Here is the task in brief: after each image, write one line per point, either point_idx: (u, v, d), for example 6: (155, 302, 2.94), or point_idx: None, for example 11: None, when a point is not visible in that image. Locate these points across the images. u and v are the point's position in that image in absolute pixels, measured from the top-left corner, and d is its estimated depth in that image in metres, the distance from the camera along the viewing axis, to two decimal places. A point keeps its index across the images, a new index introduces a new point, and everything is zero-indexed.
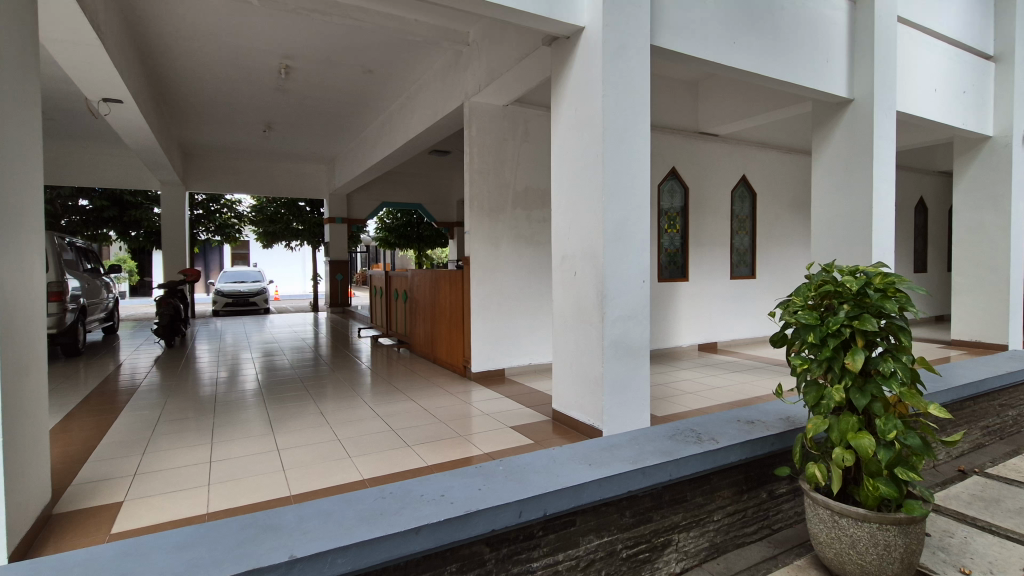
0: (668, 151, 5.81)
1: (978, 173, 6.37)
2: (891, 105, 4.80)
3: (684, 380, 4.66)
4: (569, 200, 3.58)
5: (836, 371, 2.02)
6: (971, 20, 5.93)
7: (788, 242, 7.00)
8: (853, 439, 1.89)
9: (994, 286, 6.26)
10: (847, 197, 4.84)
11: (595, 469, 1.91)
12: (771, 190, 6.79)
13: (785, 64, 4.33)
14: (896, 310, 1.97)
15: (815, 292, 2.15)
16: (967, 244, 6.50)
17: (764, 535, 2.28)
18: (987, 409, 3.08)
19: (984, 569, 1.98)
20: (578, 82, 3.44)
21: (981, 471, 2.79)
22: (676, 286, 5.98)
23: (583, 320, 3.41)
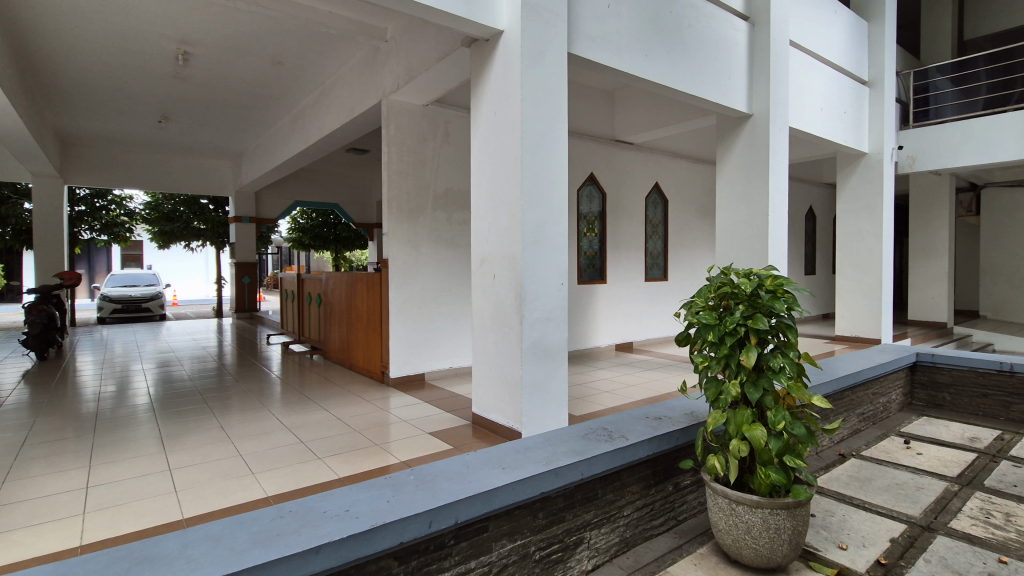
0: (586, 157, 5.99)
1: (857, 185, 7.14)
2: (784, 122, 5.24)
3: (601, 379, 4.80)
4: (488, 202, 3.58)
5: (733, 367, 2.16)
6: (850, 47, 6.61)
7: (696, 246, 7.45)
8: (748, 431, 2.02)
9: (870, 287, 6.99)
10: (747, 205, 5.22)
11: (508, 473, 1.90)
12: (681, 197, 7.20)
13: (692, 78, 4.60)
14: (784, 309, 2.13)
15: (715, 293, 2.28)
16: (848, 249, 7.22)
17: (670, 527, 2.38)
18: (863, 397, 3.43)
19: (857, 543, 2.20)
20: (497, 86, 3.45)
21: (857, 453, 3.09)
22: (593, 288, 6.17)
23: (502, 323, 3.42)
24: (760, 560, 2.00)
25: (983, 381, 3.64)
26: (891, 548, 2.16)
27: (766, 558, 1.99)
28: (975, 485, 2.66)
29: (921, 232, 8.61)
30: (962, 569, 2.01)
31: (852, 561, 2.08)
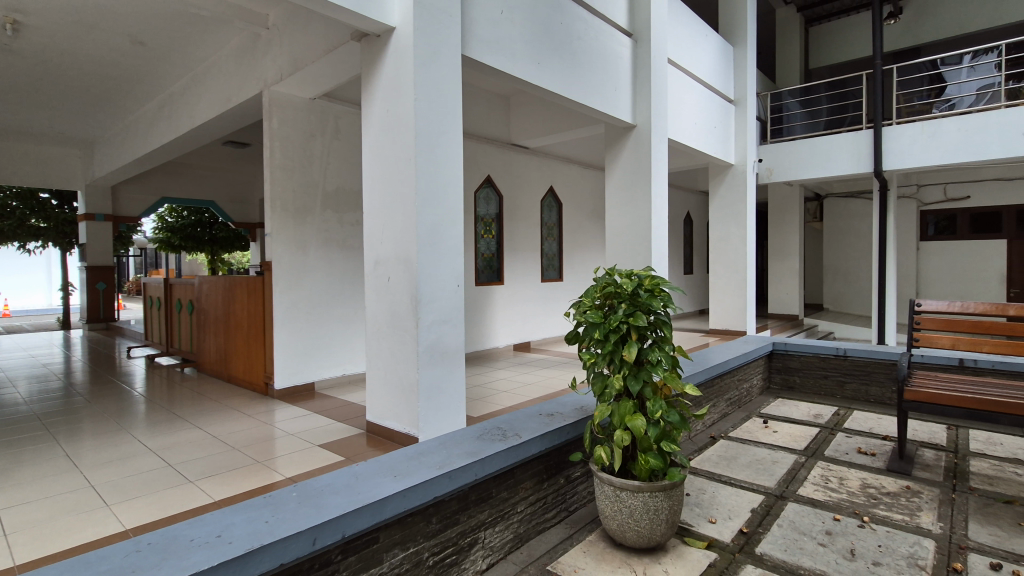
0: (482, 159, 6.05)
1: (726, 193, 7.93)
2: (663, 133, 5.67)
3: (498, 379, 4.86)
4: (381, 202, 3.47)
5: (617, 362, 2.30)
6: (718, 69, 7.32)
7: (588, 248, 7.82)
8: (630, 421, 2.15)
9: (738, 284, 7.79)
10: (633, 210, 5.58)
11: (400, 480, 1.86)
12: (573, 201, 7.51)
13: (582, 88, 4.82)
14: (660, 307, 2.30)
15: (600, 293, 2.40)
16: (719, 251, 7.98)
17: (562, 518, 2.47)
18: (729, 384, 3.81)
19: (724, 515, 2.44)
20: (389, 82, 3.36)
21: (725, 435, 3.43)
22: (491, 290, 6.24)
23: (397, 327, 3.34)
24: (642, 541, 2.15)
25: (825, 364, 4.20)
26: (752, 517, 2.42)
27: (646, 538, 2.14)
28: (817, 456, 3.06)
29: (778, 236, 9.76)
30: (807, 529, 2.31)
31: (720, 533, 2.30)
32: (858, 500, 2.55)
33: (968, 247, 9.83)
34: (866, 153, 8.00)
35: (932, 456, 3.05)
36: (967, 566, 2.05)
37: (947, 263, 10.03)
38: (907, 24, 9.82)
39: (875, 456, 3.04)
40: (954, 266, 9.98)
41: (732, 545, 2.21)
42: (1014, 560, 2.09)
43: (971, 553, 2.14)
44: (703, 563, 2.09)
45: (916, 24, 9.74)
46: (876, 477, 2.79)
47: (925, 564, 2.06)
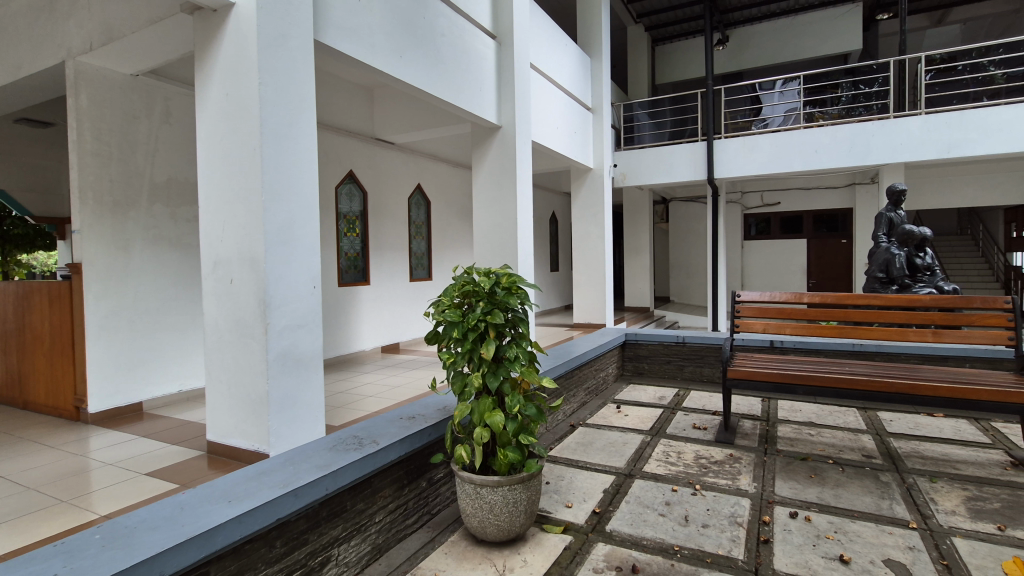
0: (343, 153, 5.77)
1: (586, 195, 8.46)
2: (526, 135, 5.86)
3: (363, 384, 4.66)
4: (221, 196, 3.12)
5: (476, 360, 2.31)
6: (577, 77, 7.77)
7: (457, 246, 7.85)
8: (489, 418, 2.18)
9: (597, 281, 8.34)
10: (499, 208, 5.70)
11: (236, 504, 1.68)
12: (442, 199, 7.48)
13: (446, 85, 4.80)
14: (517, 304, 2.37)
15: (459, 292, 2.39)
16: (581, 249, 8.48)
17: (424, 522, 2.43)
18: (587, 374, 4.07)
19: (579, 499, 2.59)
20: (229, 63, 3.03)
21: (583, 422, 3.64)
22: (355, 291, 5.97)
23: (242, 335, 3.03)
24: (502, 534, 2.20)
25: (668, 351, 4.69)
26: (604, 497, 2.60)
27: (506, 531, 2.19)
28: (660, 434, 3.38)
29: (632, 235, 10.67)
30: (649, 501, 2.54)
31: (575, 516, 2.44)
32: (693, 471, 2.86)
33: (779, 245, 11.61)
34: (701, 162, 9.06)
35: (750, 426, 3.54)
36: (773, 517, 2.41)
37: (765, 259, 11.76)
38: (732, 51, 11.26)
39: (706, 430, 3.44)
40: (770, 261, 11.73)
41: (586, 526, 2.35)
42: (807, 507, 2.50)
43: (777, 506, 2.51)
44: (560, 547, 2.20)
45: (739, 51, 11.21)
46: (706, 448, 3.16)
47: (742, 521, 2.38)
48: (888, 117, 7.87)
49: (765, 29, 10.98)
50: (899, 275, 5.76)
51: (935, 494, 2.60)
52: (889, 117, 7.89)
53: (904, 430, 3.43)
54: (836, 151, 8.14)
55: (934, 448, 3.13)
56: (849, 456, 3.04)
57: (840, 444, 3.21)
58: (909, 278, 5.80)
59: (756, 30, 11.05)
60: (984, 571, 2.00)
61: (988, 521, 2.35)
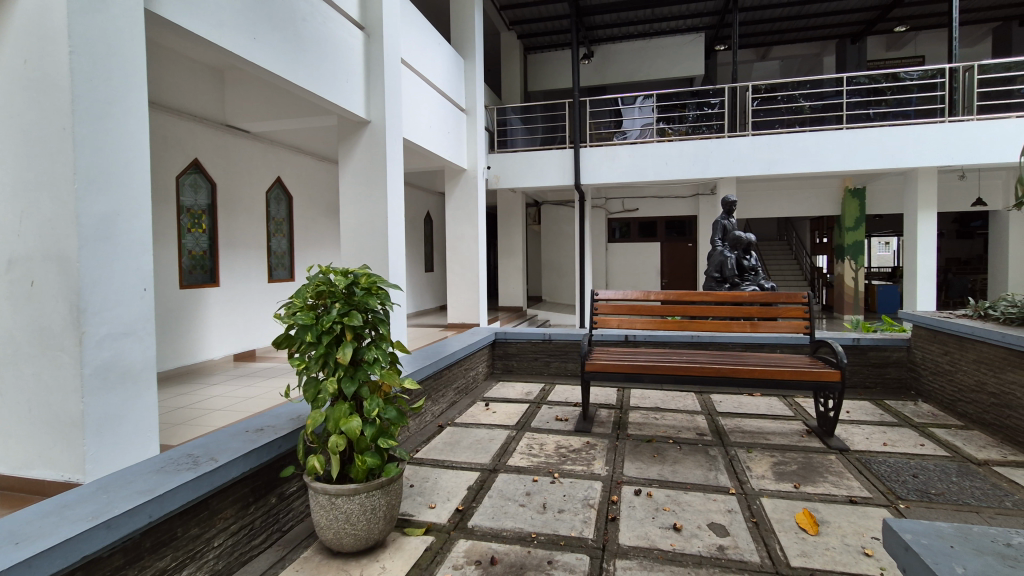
0: (186, 139, 5.18)
1: (460, 195, 8.50)
2: (397, 132, 5.72)
3: (211, 396, 4.22)
4: (17, 182, 2.61)
5: (331, 365, 2.21)
6: (451, 77, 7.78)
7: (322, 245, 7.45)
8: (344, 424, 2.10)
9: (470, 281, 8.43)
10: (368, 206, 5.50)
11: (25, 546, 1.42)
12: (305, 194, 7.04)
13: (308, 73, 4.53)
14: (377, 305, 2.31)
15: (313, 293, 2.26)
16: (455, 249, 8.50)
17: (274, 541, 2.27)
18: (456, 374, 4.09)
19: (442, 498, 2.60)
20: (29, 25, 2.56)
21: (451, 422, 3.65)
22: (202, 293, 5.39)
23: (46, 347, 2.57)
24: (359, 543, 2.13)
25: (535, 348, 4.89)
26: (468, 494, 2.64)
27: (363, 540, 2.13)
28: (525, 428, 3.52)
29: (506, 236, 10.96)
30: (510, 494, 2.63)
31: (437, 516, 2.44)
32: (553, 460, 3.02)
33: (637, 248, 12.70)
34: (569, 168, 9.58)
35: (605, 414, 3.83)
36: (620, 497, 2.63)
37: (625, 260, 12.81)
38: (596, 66, 12.05)
39: (567, 421, 3.65)
40: (629, 262, 12.80)
41: (448, 525, 2.37)
42: (650, 484, 2.76)
43: (624, 485, 2.75)
44: (420, 549, 2.19)
45: (603, 67, 12.04)
46: (566, 438, 3.35)
47: (594, 502, 2.56)
48: (723, 136, 8.99)
49: (625, 48, 11.93)
50: (731, 274, 6.64)
51: (751, 462, 3.03)
52: (724, 136, 9.02)
53: (729, 409, 3.94)
54: (683, 164, 9.12)
55: (751, 423, 3.64)
56: (686, 435, 3.42)
57: (679, 425, 3.60)
58: (738, 276, 6.70)
59: (617, 48, 11.95)
60: (783, 524, 2.38)
61: (788, 481, 2.79)
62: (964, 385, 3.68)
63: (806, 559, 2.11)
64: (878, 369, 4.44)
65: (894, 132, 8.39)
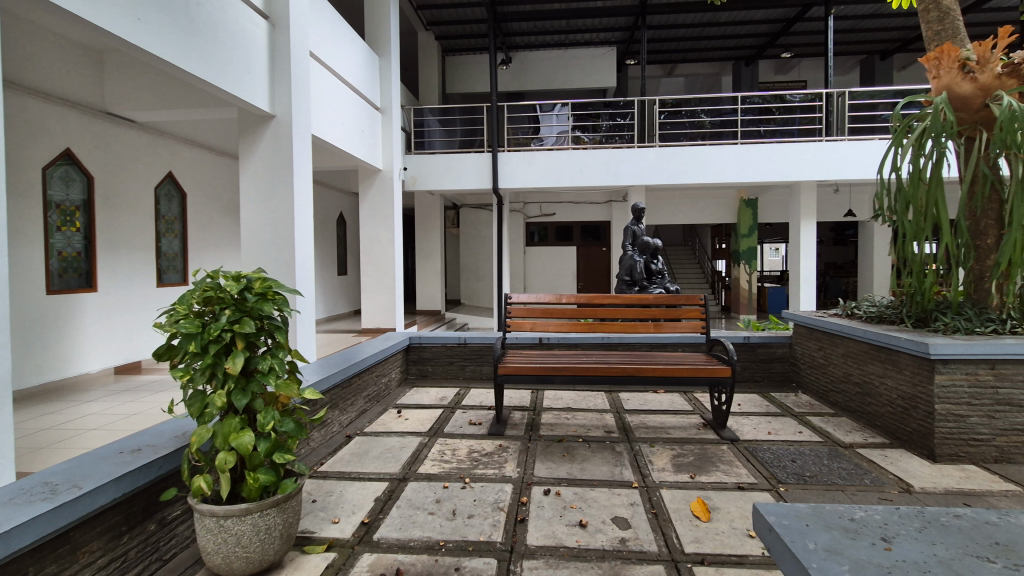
0: (56, 127, 4.63)
1: (374, 197, 8.28)
2: (305, 129, 5.46)
3: (84, 415, 3.77)
4: None
5: (219, 376, 2.06)
6: (365, 74, 7.55)
7: (221, 246, 6.95)
8: (234, 439, 1.96)
9: (386, 285, 8.23)
10: (273, 206, 5.20)
11: None
12: (201, 191, 6.53)
13: (203, 62, 4.20)
14: (272, 311, 2.18)
15: (199, 299, 2.09)
16: (369, 252, 8.25)
17: (153, 572, 2.06)
18: (367, 381, 3.97)
19: (347, 512, 2.50)
20: None
21: (360, 431, 3.53)
22: (76, 298, 4.83)
23: None
24: (252, 567, 2.00)
25: (450, 352, 4.86)
26: (375, 506, 2.56)
27: (256, 562, 2.00)
28: (438, 434, 3.48)
29: (424, 239, 10.82)
30: (420, 502, 2.59)
31: (341, 531, 2.34)
32: (464, 465, 3.01)
33: (554, 252, 13.01)
34: (487, 172, 9.64)
35: (518, 416, 3.87)
36: (530, 497, 2.66)
37: (542, 263, 13.08)
38: (514, 71, 12.24)
39: (481, 424, 3.66)
40: (546, 265, 13.08)
41: (352, 539, 2.28)
42: (558, 483, 2.83)
43: (534, 486, 2.79)
44: (320, 568, 2.09)
45: (521, 73, 12.25)
46: (478, 442, 3.36)
47: (503, 505, 2.58)
48: (633, 146, 9.46)
49: (541, 56, 12.22)
50: (640, 277, 6.97)
51: (652, 456, 3.19)
52: (634, 146, 9.50)
53: (635, 406, 4.14)
54: (596, 172, 9.48)
55: (654, 419, 3.84)
56: (594, 434, 3.54)
57: (589, 424, 3.72)
58: (646, 280, 7.05)
59: (534, 56, 12.21)
60: (679, 513, 2.52)
61: (685, 472, 2.97)
62: (834, 376, 4.12)
63: (698, 545, 2.25)
64: (765, 364, 4.86)
65: (781, 148, 9.26)
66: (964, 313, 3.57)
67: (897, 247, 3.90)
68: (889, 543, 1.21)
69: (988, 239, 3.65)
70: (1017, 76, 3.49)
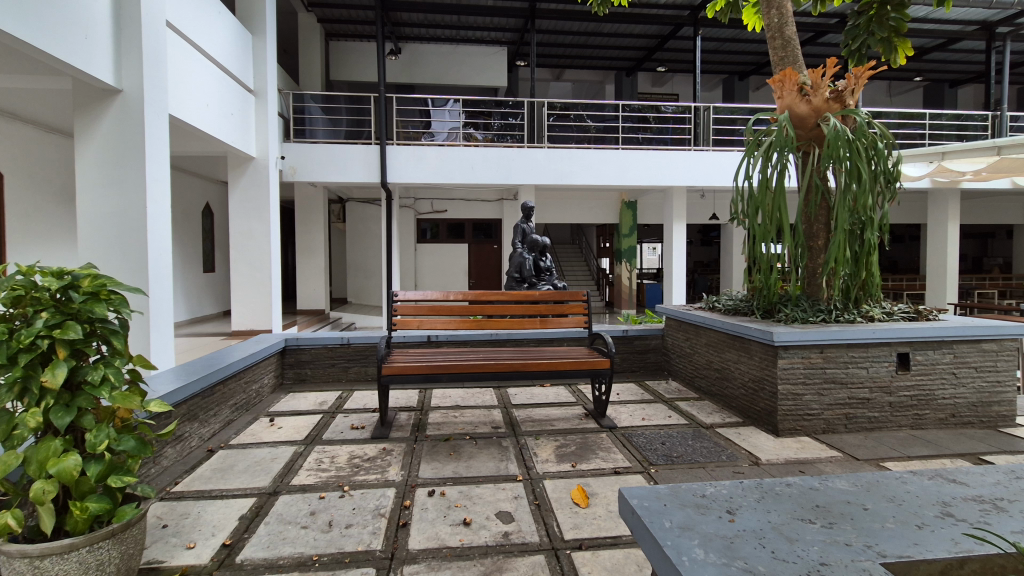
0: None
1: (247, 187, 7.59)
2: (161, 107, 4.84)
3: None
4: None
5: (32, 392, 1.73)
6: (234, 51, 6.88)
7: (50, 238, 5.95)
8: (53, 465, 1.65)
9: (262, 283, 7.62)
10: (119, 193, 4.54)
11: None
12: (22, 172, 5.53)
13: (23, 21, 3.54)
14: (106, 313, 1.87)
15: (4, 300, 1.74)
16: (239, 247, 7.54)
17: None
18: (233, 388, 3.62)
19: (206, 535, 2.24)
20: None
21: (226, 444, 3.21)
22: None
23: None
24: None
25: (331, 353, 4.59)
26: (239, 525, 2.33)
27: None
28: (315, 442, 3.26)
29: (305, 234, 10.17)
30: (291, 517, 2.40)
31: (196, 557, 2.09)
32: (343, 473, 2.85)
33: (445, 249, 12.92)
34: (375, 166, 9.28)
35: (404, 417, 3.76)
36: (413, 501, 2.59)
37: (433, 261, 12.92)
38: (404, 63, 11.92)
39: (363, 429, 3.50)
40: (437, 262, 12.94)
41: (210, 565, 2.05)
42: (443, 483, 2.78)
43: (418, 489, 2.71)
44: None
45: (410, 65, 11.96)
46: (360, 447, 3.20)
47: (385, 511, 2.48)
48: (523, 146, 9.67)
49: (431, 49, 12.03)
50: (528, 274, 7.12)
51: (537, 448, 3.27)
52: (524, 146, 9.72)
53: (522, 401, 4.21)
54: (487, 169, 9.56)
55: (540, 412, 3.95)
56: (482, 430, 3.54)
57: (476, 421, 3.72)
58: (535, 276, 7.22)
59: (424, 49, 11.99)
60: (560, 502, 2.60)
61: (567, 461, 3.08)
62: (699, 364, 4.52)
63: (577, 531, 2.33)
64: (641, 355, 5.21)
65: (657, 155, 10.01)
66: (801, 304, 4.10)
67: (750, 247, 4.36)
68: (733, 515, 1.34)
69: (818, 241, 4.23)
70: (840, 101, 4.07)
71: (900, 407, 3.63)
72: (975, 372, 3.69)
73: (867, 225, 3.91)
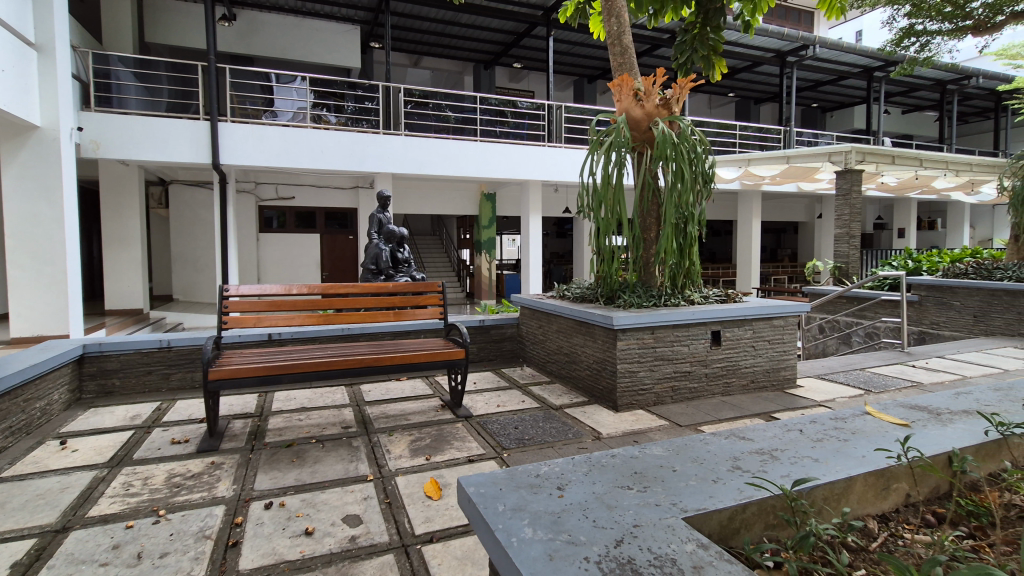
0: None
1: (27, 162, 6.21)
2: None
3: None
4: None
5: None
6: None
7: None
8: None
9: (53, 279, 6.34)
10: None
11: None
12: None
13: None
14: None
15: None
16: (20, 235, 6.17)
17: None
18: (7, 408, 2.95)
19: None
20: None
21: None
22: None
23: None
24: None
25: (147, 359, 3.98)
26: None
27: None
28: (123, 463, 2.79)
29: (115, 221, 8.69)
30: (87, 555, 2.02)
31: None
32: (159, 495, 2.48)
33: (293, 240, 11.96)
34: (205, 144, 8.22)
35: (239, 425, 3.40)
36: (246, 516, 2.34)
37: (279, 253, 11.90)
38: (239, 31, 10.72)
39: (187, 442, 3.09)
40: (283, 254, 11.94)
41: None
42: (283, 493, 2.56)
43: (253, 503, 2.46)
44: None
45: (248, 34, 10.80)
46: (182, 464, 2.82)
47: (211, 532, 2.21)
48: (378, 133, 9.31)
49: (273, 19, 10.98)
50: (385, 266, 6.89)
51: (390, 445, 3.17)
52: (379, 133, 9.37)
53: (376, 397, 4.06)
54: (340, 155, 9.02)
55: (394, 407, 3.84)
56: (330, 432, 3.34)
57: (324, 422, 3.50)
58: (392, 268, 6.99)
59: (264, 18, 10.90)
60: (412, 497, 2.55)
61: (421, 455, 3.03)
62: (550, 349, 4.76)
63: (428, 524, 2.31)
64: (496, 344, 5.34)
65: (514, 150, 10.32)
66: (637, 290, 4.53)
67: (595, 238, 4.68)
68: (561, 490, 1.41)
69: (649, 233, 4.69)
70: (667, 108, 4.53)
71: (714, 376, 4.20)
72: (768, 344, 4.40)
73: (688, 220, 4.46)
